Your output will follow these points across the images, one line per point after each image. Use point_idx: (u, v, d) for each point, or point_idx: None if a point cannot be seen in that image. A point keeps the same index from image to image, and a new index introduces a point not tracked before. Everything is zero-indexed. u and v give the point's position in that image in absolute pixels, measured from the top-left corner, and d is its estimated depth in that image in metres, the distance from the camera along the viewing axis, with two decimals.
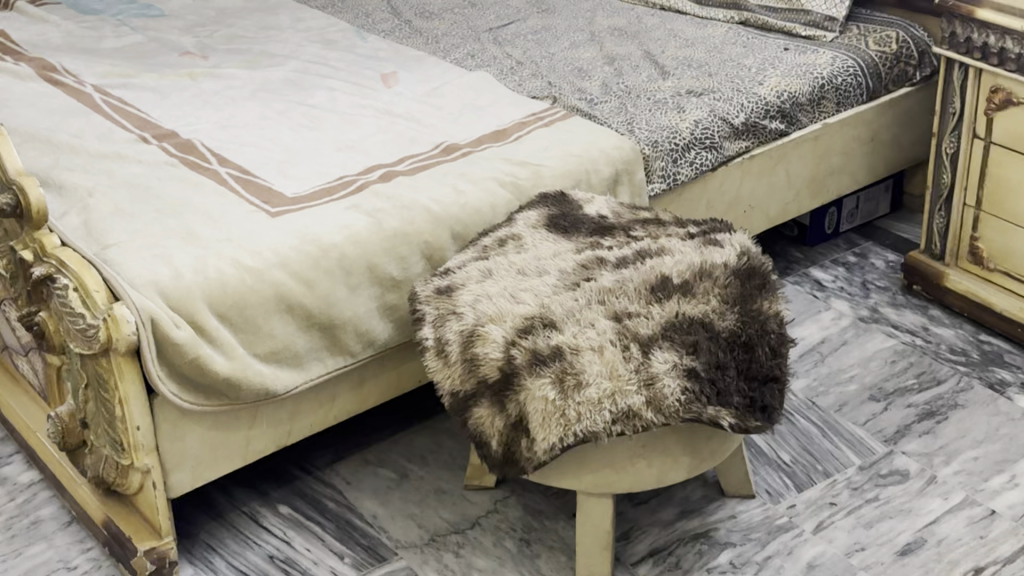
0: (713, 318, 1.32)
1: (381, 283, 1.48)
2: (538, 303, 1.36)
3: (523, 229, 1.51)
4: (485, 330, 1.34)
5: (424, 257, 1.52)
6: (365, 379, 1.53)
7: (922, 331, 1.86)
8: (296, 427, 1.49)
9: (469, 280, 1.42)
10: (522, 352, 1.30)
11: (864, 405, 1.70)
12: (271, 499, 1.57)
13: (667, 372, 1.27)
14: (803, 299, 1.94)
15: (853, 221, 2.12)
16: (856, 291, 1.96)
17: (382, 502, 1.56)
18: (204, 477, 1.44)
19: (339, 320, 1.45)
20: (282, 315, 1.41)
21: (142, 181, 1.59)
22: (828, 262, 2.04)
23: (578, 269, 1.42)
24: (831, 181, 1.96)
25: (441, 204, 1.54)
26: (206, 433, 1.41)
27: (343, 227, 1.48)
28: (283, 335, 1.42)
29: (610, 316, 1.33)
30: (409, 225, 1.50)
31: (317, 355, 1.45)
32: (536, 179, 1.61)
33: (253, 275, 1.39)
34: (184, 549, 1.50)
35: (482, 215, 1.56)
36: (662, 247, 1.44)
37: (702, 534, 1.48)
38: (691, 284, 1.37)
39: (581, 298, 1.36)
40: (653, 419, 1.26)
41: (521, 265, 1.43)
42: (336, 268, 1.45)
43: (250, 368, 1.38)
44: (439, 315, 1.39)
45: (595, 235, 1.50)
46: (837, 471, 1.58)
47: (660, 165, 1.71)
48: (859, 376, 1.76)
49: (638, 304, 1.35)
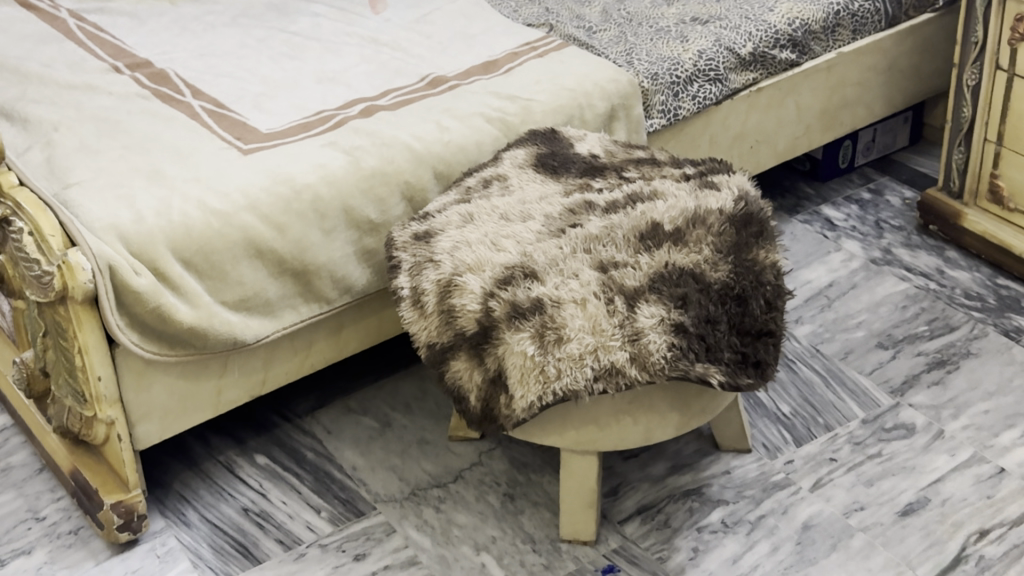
0: (704, 269, 1.24)
1: (358, 226, 1.41)
2: (520, 251, 1.28)
3: (509, 170, 1.42)
4: (462, 280, 1.26)
5: (405, 198, 1.44)
6: (344, 325, 1.46)
7: (936, 274, 1.77)
8: (270, 376, 1.43)
9: (448, 224, 1.34)
10: (500, 305, 1.23)
11: (871, 353, 1.62)
12: (248, 448, 1.52)
13: (653, 328, 1.19)
14: (812, 238, 1.85)
15: (869, 154, 2.02)
16: (868, 230, 1.86)
17: (363, 453, 1.50)
18: (173, 427, 1.39)
19: (313, 266, 1.38)
20: (252, 260, 1.34)
21: (110, 115, 1.52)
22: (841, 199, 1.94)
23: (565, 214, 1.34)
24: (845, 114, 1.86)
25: (423, 142, 1.45)
26: (174, 383, 1.35)
27: (318, 166, 1.40)
28: (254, 281, 1.35)
29: (594, 266, 1.25)
30: (388, 164, 1.42)
31: (290, 303, 1.39)
32: (526, 114, 1.52)
33: (219, 219, 1.32)
34: (157, 500, 1.45)
35: (468, 153, 1.48)
36: (655, 190, 1.36)
37: (693, 491, 1.41)
38: (683, 231, 1.29)
39: (565, 246, 1.28)
40: (638, 377, 1.19)
41: (504, 209, 1.35)
42: (309, 211, 1.37)
43: (217, 317, 1.32)
44: (415, 263, 1.32)
45: (586, 175, 1.41)
46: (839, 425, 1.50)
47: (660, 99, 1.61)
48: (868, 322, 1.67)
49: (626, 254, 1.27)
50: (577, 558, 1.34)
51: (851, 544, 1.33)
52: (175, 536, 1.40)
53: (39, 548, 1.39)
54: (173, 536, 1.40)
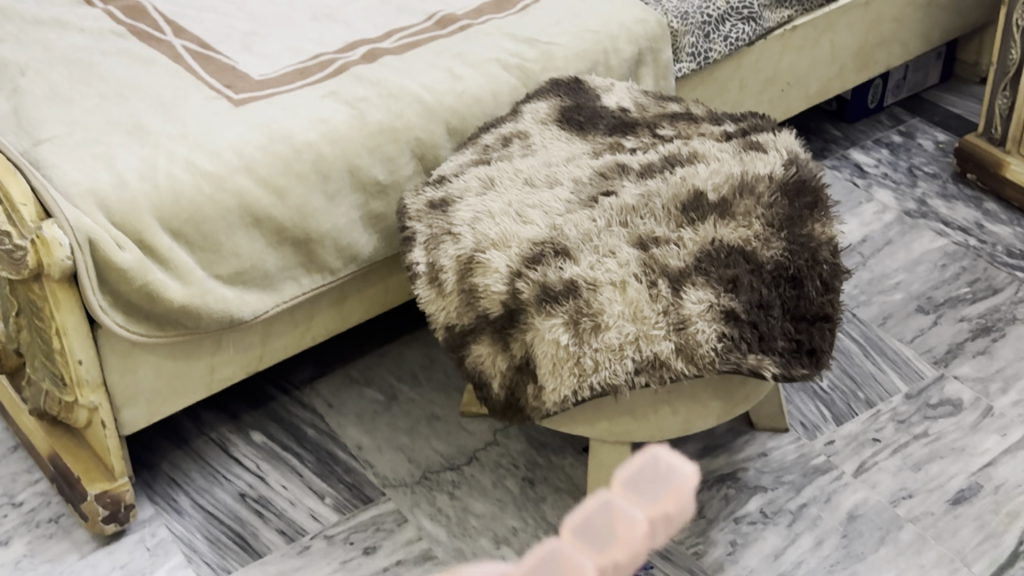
0: (755, 247, 1.12)
1: (364, 189, 1.27)
2: (548, 223, 1.16)
3: (531, 125, 1.29)
4: (485, 257, 1.13)
5: (416, 156, 1.30)
6: (348, 295, 1.33)
7: (974, 229, 1.65)
8: (268, 351, 1.30)
9: (466, 191, 1.21)
10: (529, 287, 1.10)
11: (911, 319, 1.51)
12: (243, 424, 1.39)
13: (700, 316, 1.07)
14: (842, 186, 1.74)
15: (899, 93, 1.90)
16: (902, 179, 1.75)
17: (368, 430, 1.38)
18: (162, 410, 1.26)
19: (315, 234, 1.25)
20: (248, 228, 1.21)
21: (82, 57, 1.36)
22: (870, 143, 1.83)
23: (597, 179, 1.21)
24: (880, 52, 1.73)
25: (435, 93, 1.31)
26: (162, 363, 1.22)
27: (319, 121, 1.26)
28: (250, 252, 1.21)
29: (632, 242, 1.13)
30: (396, 118, 1.28)
31: (290, 275, 1.26)
32: (546, 61, 1.38)
33: (210, 182, 1.18)
34: (145, 484, 1.33)
35: (483, 105, 1.34)
36: (695, 152, 1.23)
37: (728, 476, 1.31)
38: (729, 201, 1.16)
39: (599, 219, 1.16)
40: (684, 371, 1.07)
41: (528, 173, 1.22)
42: (311, 172, 1.23)
43: (211, 294, 1.18)
44: (431, 236, 1.19)
45: (615, 133, 1.28)
46: (881, 400, 1.40)
47: (689, 41, 1.47)
48: (905, 284, 1.56)
49: (667, 228, 1.14)
50: None
51: (900, 538, 1.23)
52: (166, 526, 1.27)
53: (16, 538, 1.26)
54: (163, 526, 1.28)
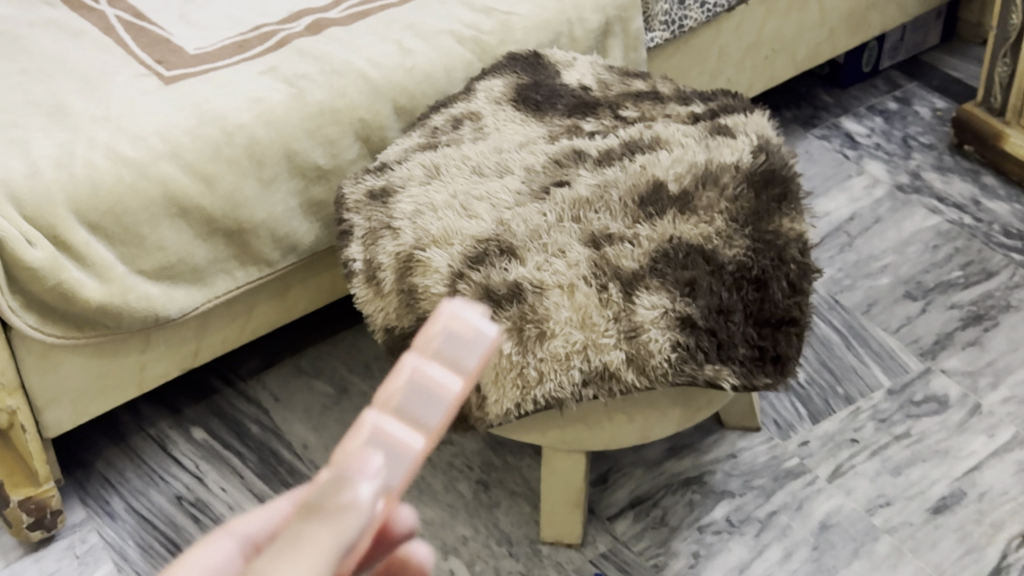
0: (716, 246, 1.03)
1: (304, 174, 1.19)
2: (494, 218, 1.07)
3: (483, 106, 1.20)
4: (426, 257, 1.04)
5: (360, 138, 1.22)
6: (292, 284, 1.25)
7: (970, 206, 1.55)
8: (204, 346, 1.22)
9: (409, 180, 1.12)
10: (470, 290, 1.01)
11: (898, 305, 1.42)
12: (184, 419, 1.32)
13: (654, 322, 0.98)
14: (831, 159, 1.64)
15: (896, 55, 1.80)
16: (895, 150, 1.65)
17: (316, 427, 1.30)
18: (90, 410, 1.18)
19: (249, 225, 1.16)
20: (175, 220, 1.12)
21: (7, 29, 1.27)
22: (862, 110, 1.73)
23: (550, 166, 1.12)
24: (874, 15, 1.62)
25: (381, 68, 1.21)
26: (87, 363, 1.14)
27: (253, 101, 1.16)
28: (177, 244, 1.13)
29: (585, 240, 1.04)
30: (339, 97, 1.19)
31: (223, 267, 1.17)
32: (504, 33, 1.28)
33: (133, 170, 1.08)
34: (77, 484, 1.25)
35: (435, 82, 1.25)
36: (658, 137, 1.14)
37: (693, 479, 1.23)
38: (690, 194, 1.07)
39: (549, 213, 1.07)
40: (635, 383, 0.99)
41: (477, 160, 1.13)
42: (244, 158, 1.14)
43: (133, 292, 1.10)
44: (370, 230, 1.10)
45: (575, 113, 1.19)
46: (862, 396, 1.31)
47: (664, 8, 1.36)
48: (893, 266, 1.47)
49: (623, 224, 1.06)
50: (559, 565, 1.15)
51: (875, 551, 1.14)
52: (97, 531, 1.20)
53: None
54: (94, 531, 1.20)
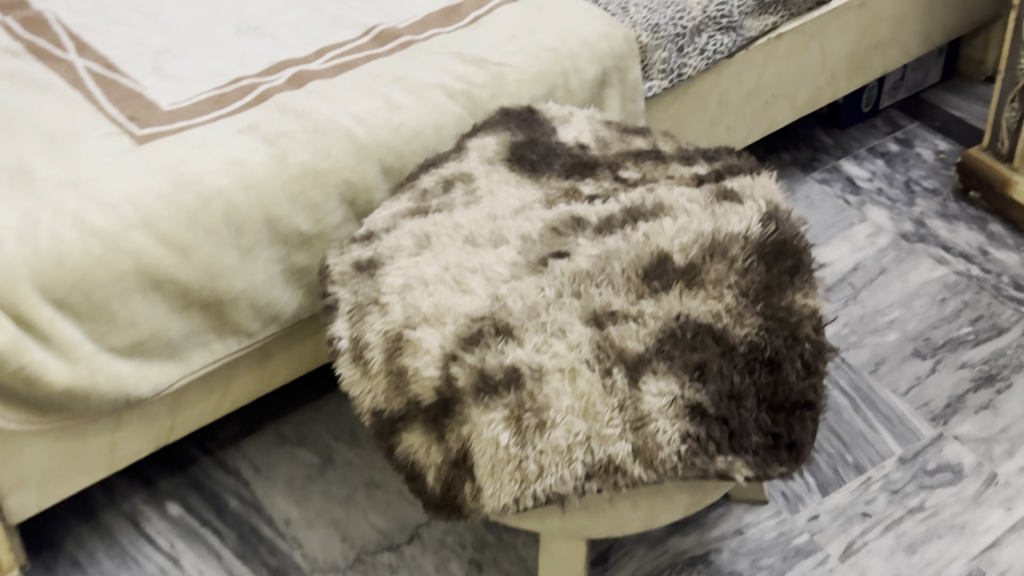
0: (726, 324, 0.97)
1: (286, 241, 1.12)
2: (490, 293, 1.00)
3: (476, 166, 1.14)
4: (416, 336, 0.98)
5: (345, 201, 1.15)
6: (273, 353, 1.18)
7: (978, 255, 1.50)
8: (179, 421, 1.15)
9: (398, 250, 1.05)
10: (464, 372, 0.95)
11: (907, 364, 1.36)
12: (158, 493, 1.25)
13: (661, 412, 0.92)
14: (832, 205, 1.58)
15: (896, 94, 1.74)
16: (899, 196, 1.59)
17: (298, 501, 1.23)
18: (57, 492, 1.11)
19: (227, 296, 1.09)
20: (148, 292, 1.05)
21: None
22: (863, 151, 1.67)
23: (548, 235, 1.06)
24: (876, 57, 1.56)
25: (367, 126, 1.15)
26: (54, 444, 1.07)
27: (232, 162, 1.09)
28: (150, 319, 1.05)
29: (586, 317, 0.98)
30: (322, 157, 1.13)
31: (200, 341, 1.10)
32: (496, 86, 1.21)
33: (102, 242, 1.01)
34: (44, 566, 1.17)
35: (424, 139, 1.18)
36: (661, 203, 1.08)
37: (699, 559, 1.17)
38: (697, 266, 1.01)
39: (547, 288, 1.00)
40: (643, 476, 0.91)
41: (470, 228, 1.06)
42: (221, 226, 1.07)
43: (102, 372, 1.03)
44: (356, 305, 1.03)
45: (572, 174, 1.13)
46: (872, 465, 1.25)
47: (661, 56, 1.31)
48: (900, 321, 1.41)
49: (626, 300, 0.99)
50: None
51: None
52: None
53: None
54: None
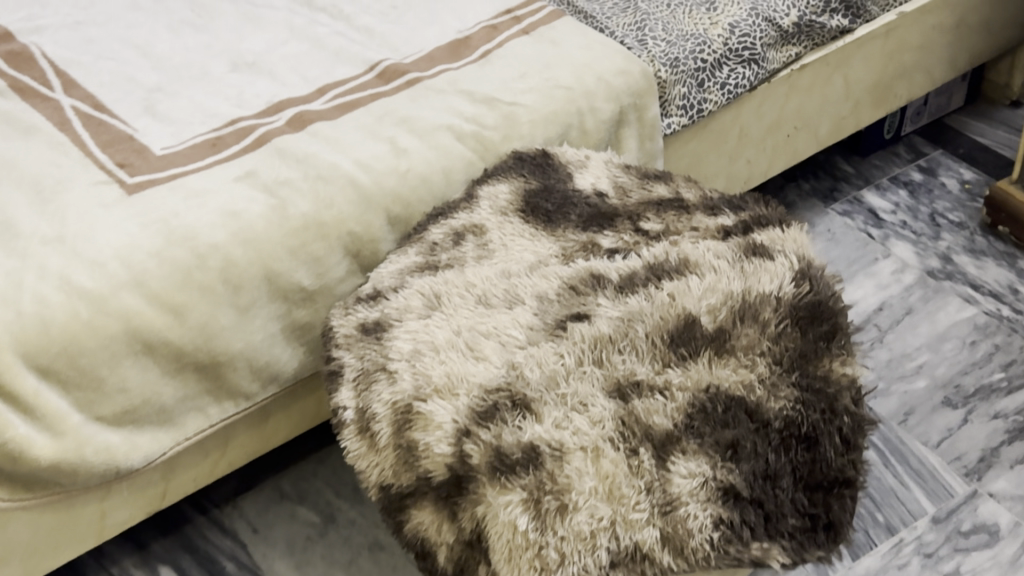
0: (760, 397, 0.90)
1: (286, 297, 1.05)
2: (505, 360, 0.94)
3: (488, 217, 1.07)
4: (426, 409, 0.91)
5: (349, 253, 1.08)
6: (272, 413, 1.11)
7: (1008, 294, 1.43)
8: (173, 486, 1.08)
9: (406, 311, 0.98)
10: (478, 449, 0.88)
11: (937, 414, 1.29)
12: (150, 556, 1.18)
13: (692, 495, 0.85)
14: (854, 239, 1.52)
15: (918, 119, 1.68)
16: (924, 230, 1.53)
17: (298, 565, 1.16)
18: (43, 564, 1.05)
19: (223, 357, 1.02)
20: (138, 357, 0.98)
21: None
22: (885, 181, 1.61)
23: (567, 294, 0.99)
24: (900, 85, 1.50)
25: (372, 173, 1.09)
26: (38, 518, 1.00)
27: (228, 215, 1.03)
28: (141, 385, 0.98)
29: (609, 389, 0.91)
30: (325, 208, 1.06)
31: (194, 405, 1.03)
32: (508, 127, 1.15)
33: (90, 305, 0.95)
34: None
35: (432, 186, 1.11)
36: (687, 259, 1.01)
37: None
38: (726, 331, 0.95)
39: (567, 355, 0.94)
40: (671, 565, 0.83)
41: (483, 287, 1.00)
42: (218, 284, 1.01)
43: (90, 445, 0.96)
44: (362, 372, 0.96)
45: (590, 226, 1.06)
46: (904, 525, 1.18)
47: (681, 91, 1.25)
48: (929, 367, 1.35)
49: (651, 368, 0.93)
50: None
51: None
52: None
53: None
54: None
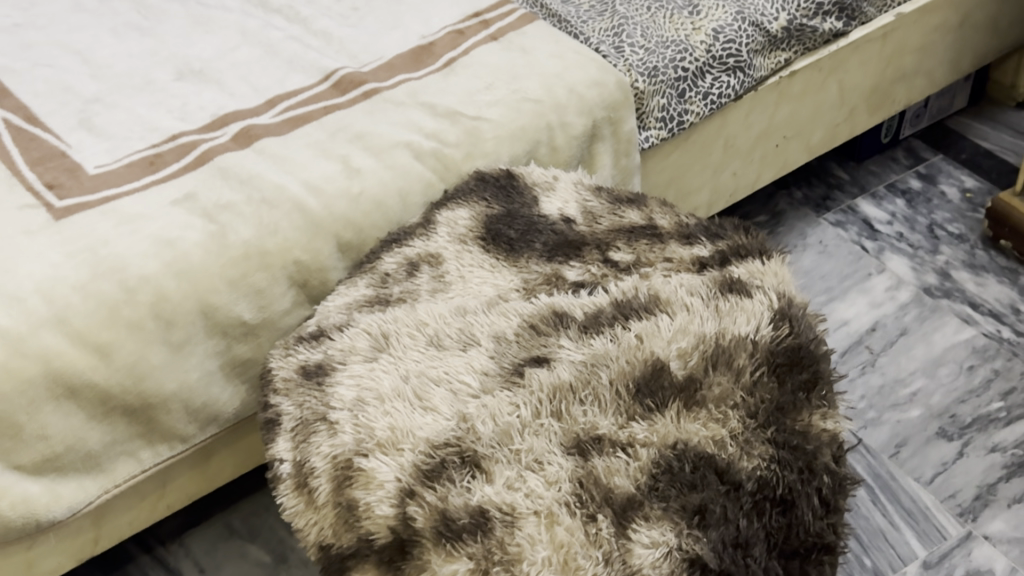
0: (732, 455, 0.82)
1: (225, 333, 0.97)
2: (455, 412, 0.86)
3: (445, 246, 1.00)
4: (368, 466, 0.84)
5: (296, 283, 1.00)
6: (214, 452, 1.04)
7: (1010, 314, 1.35)
8: (107, 531, 1.01)
9: (351, 353, 0.91)
10: (423, 512, 0.80)
11: (931, 447, 1.21)
12: None
13: (654, 568, 0.75)
14: (848, 252, 1.44)
15: (919, 122, 1.60)
16: (921, 243, 1.45)
17: None
18: None
19: (155, 399, 0.95)
20: (60, 401, 0.90)
21: None
22: (882, 190, 1.53)
23: (527, 334, 0.91)
24: (898, 89, 1.41)
25: (322, 196, 1.00)
26: None
27: (163, 244, 0.95)
28: (64, 431, 0.91)
29: (568, 445, 0.84)
30: (269, 235, 0.98)
31: (124, 450, 0.96)
32: (470, 144, 1.07)
33: (5, 347, 0.87)
34: None
35: (387, 210, 1.03)
36: (657, 296, 0.93)
37: None
38: (697, 380, 0.86)
39: (523, 406, 0.86)
40: None
41: (435, 326, 0.92)
42: (149, 321, 0.93)
43: (7, 496, 0.89)
44: (301, 422, 0.88)
45: (556, 256, 0.98)
46: (893, 571, 1.10)
47: (659, 103, 1.16)
48: (924, 394, 1.27)
49: (614, 422, 0.85)
50: None
51: None
52: None
53: None
54: None
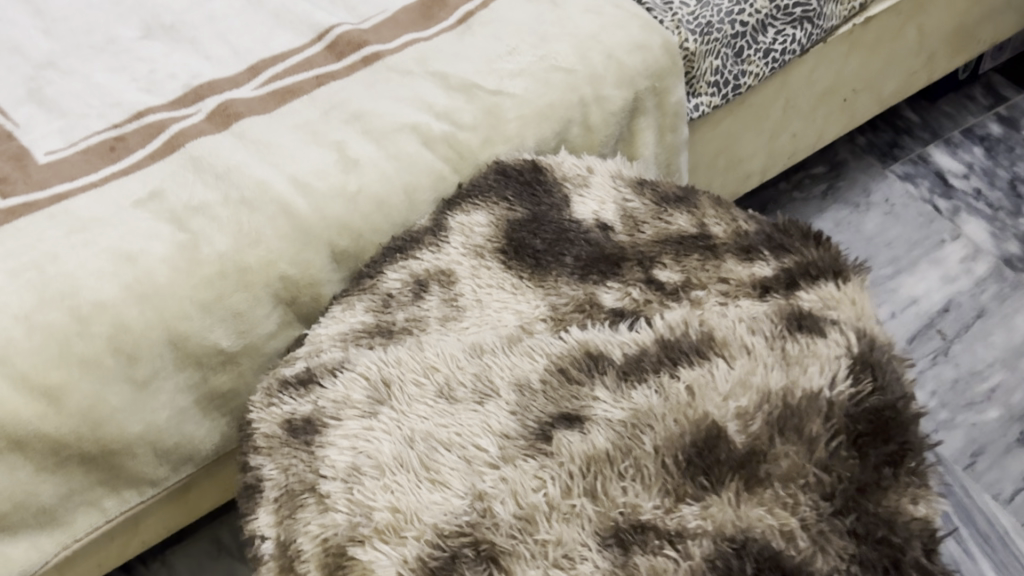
0: (804, 554, 0.62)
1: (199, 361, 0.83)
2: (470, 488, 0.70)
3: (458, 260, 0.85)
4: (363, 558, 0.67)
5: (282, 300, 0.85)
6: (192, 485, 0.91)
7: None
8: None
9: (345, 406, 0.77)
10: None
11: (1012, 457, 1.07)
12: None
13: None
14: (917, 215, 1.29)
15: (1000, 56, 1.45)
16: (1002, 202, 1.30)
17: None
18: None
19: (117, 443, 0.81)
20: (4, 456, 0.75)
21: None
22: (959, 136, 1.39)
23: (556, 384, 0.75)
24: (983, 28, 1.22)
25: (311, 196, 0.84)
26: None
27: (122, 260, 0.79)
28: (11, 489, 0.77)
29: (603, 534, 0.65)
30: (249, 245, 0.82)
31: (85, 495, 0.82)
32: (489, 127, 0.90)
33: None
34: None
35: (390, 210, 0.87)
36: (711, 335, 0.76)
37: None
38: (761, 451, 0.67)
39: (550, 483, 0.68)
40: None
41: (445, 371, 0.77)
42: (107, 355, 0.77)
43: None
44: (288, 494, 0.74)
45: (590, 274, 0.83)
46: None
47: (712, 64, 0.99)
48: (1004, 391, 1.11)
49: (657, 504, 0.66)
50: None
51: None
52: None
53: None
54: None
